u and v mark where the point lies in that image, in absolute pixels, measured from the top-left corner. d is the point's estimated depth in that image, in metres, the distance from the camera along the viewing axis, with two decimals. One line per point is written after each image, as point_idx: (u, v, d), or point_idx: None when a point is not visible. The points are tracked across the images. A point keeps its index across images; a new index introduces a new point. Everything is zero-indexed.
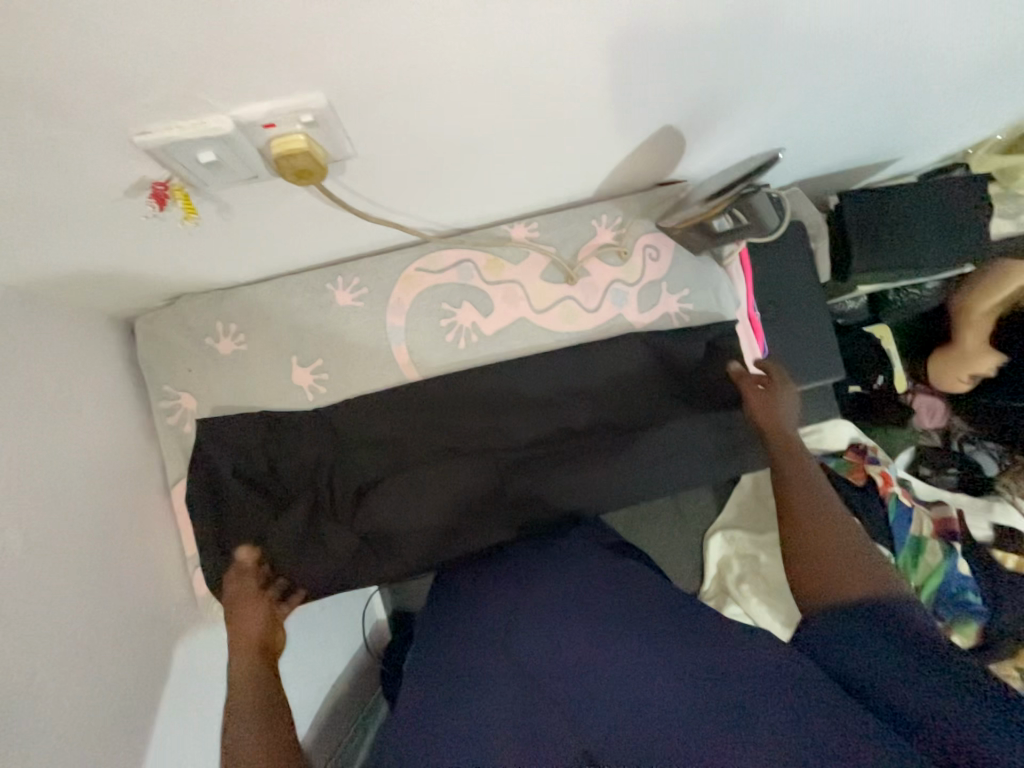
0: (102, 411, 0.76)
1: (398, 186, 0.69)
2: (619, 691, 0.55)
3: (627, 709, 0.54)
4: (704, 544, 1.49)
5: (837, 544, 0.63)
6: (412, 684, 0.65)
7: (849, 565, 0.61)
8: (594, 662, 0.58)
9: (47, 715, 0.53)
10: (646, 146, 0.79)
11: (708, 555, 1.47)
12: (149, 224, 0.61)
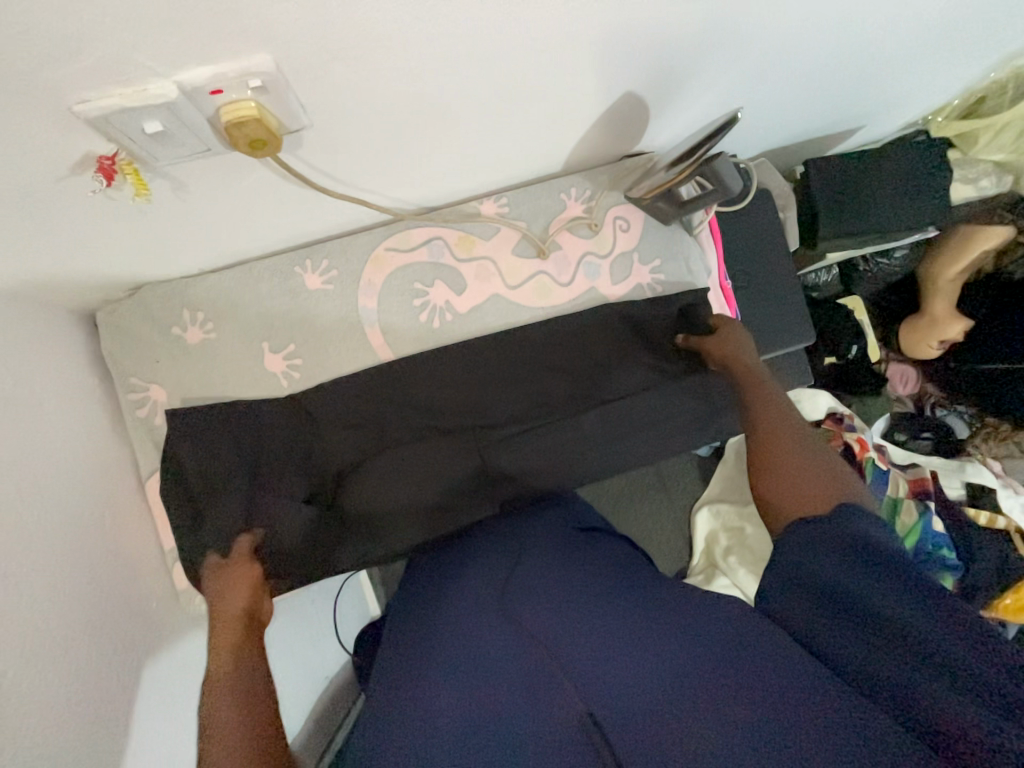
0: (67, 404, 0.74)
1: (360, 161, 0.68)
2: (621, 663, 0.56)
3: (626, 684, 0.54)
4: (692, 520, 1.52)
5: (805, 476, 0.67)
6: (402, 655, 0.65)
7: (813, 482, 0.66)
8: (594, 639, 0.59)
9: (21, 707, 0.52)
10: (610, 115, 0.79)
11: (696, 529, 1.50)
12: (101, 204, 0.59)
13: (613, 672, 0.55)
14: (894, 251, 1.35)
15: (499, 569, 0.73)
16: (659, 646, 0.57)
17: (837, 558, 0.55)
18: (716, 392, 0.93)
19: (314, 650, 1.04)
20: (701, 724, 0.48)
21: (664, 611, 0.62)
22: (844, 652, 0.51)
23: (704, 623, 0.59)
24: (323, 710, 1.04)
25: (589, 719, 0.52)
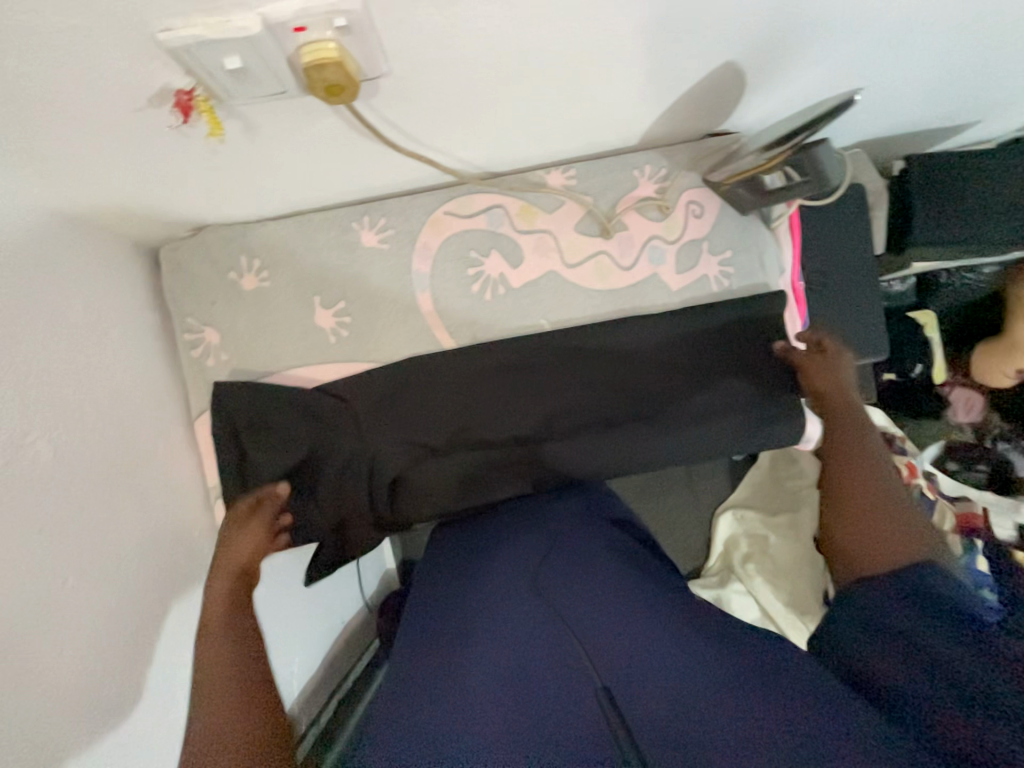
0: (127, 337, 0.77)
1: (431, 117, 0.65)
2: (654, 673, 0.54)
3: (647, 679, 0.54)
4: (713, 520, 1.49)
5: (880, 513, 0.62)
6: (421, 633, 0.66)
7: (888, 531, 0.60)
8: (628, 645, 0.58)
9: (68, 619, 0.57)
10: (703, 87, 0.72)
11: (716, 532, 1.47)
12: (173, 141, 0.59)
13: (635, 664, 0.55)
14: (986, 266, 1.23)
15: (530, 548, 0.73)
16: (670, 646, 0.57)
17: (901, 599, 0.52)
18: (772, 399, 0.87)
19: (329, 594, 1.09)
20: (727, 727, 0.47)
21: (690, 624, 0.61)
22: (907, 700, 0.46)
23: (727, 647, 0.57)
24: (339, 651, 1.11)
25: (606, 694, 0.52)
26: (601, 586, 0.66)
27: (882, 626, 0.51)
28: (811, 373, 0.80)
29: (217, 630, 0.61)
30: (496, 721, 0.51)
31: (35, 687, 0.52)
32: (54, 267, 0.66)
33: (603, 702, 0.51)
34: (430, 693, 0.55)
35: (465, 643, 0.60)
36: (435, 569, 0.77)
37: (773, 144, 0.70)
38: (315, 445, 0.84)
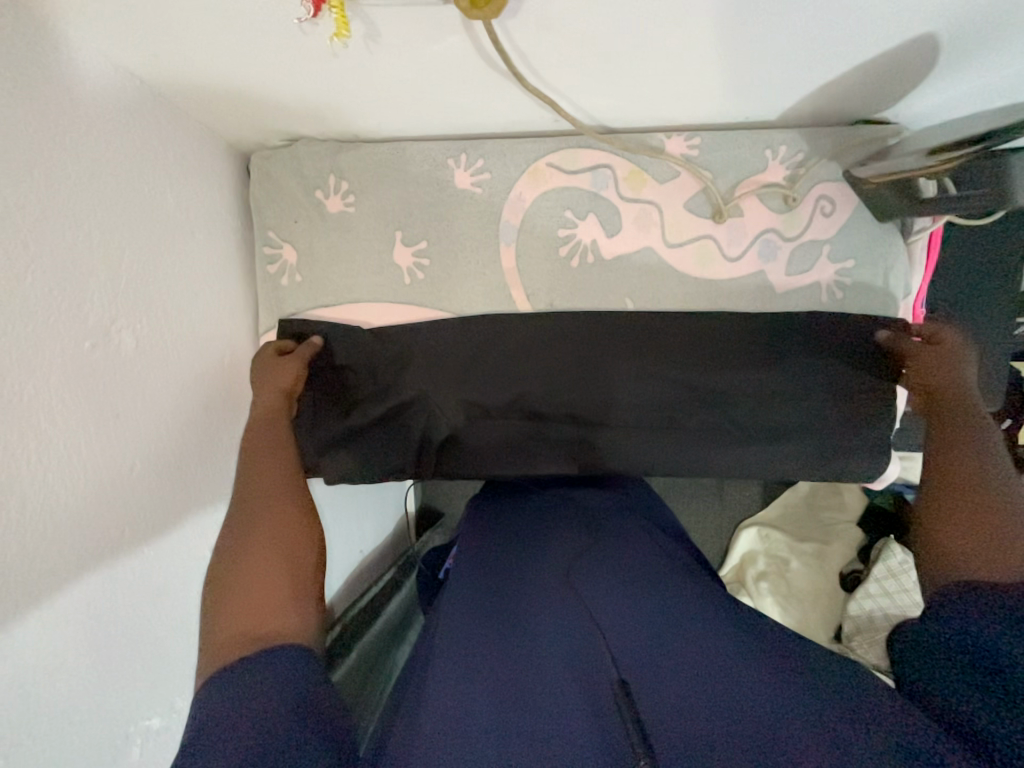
0: (210, 240, 0.76)
1: (566, 54, 0.58)
2: (680, 671, 0.51)
3: (692, 673, 0.51)
4: (735, 532, 1.46)
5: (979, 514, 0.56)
6: (459, 594, 0.67)
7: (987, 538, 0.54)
8: (658, 639, 0.55)
9: (131, 501, 0.60)
10: (883, 61, 0.61)
11: (735, 543, 1.44)
12: (290, 37, 0.55)
13: (676, 659, 0.53)
14: None
15: (568, 544, 0.73)
16: (720, 644, 0.54)
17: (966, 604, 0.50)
18: (857, 430, 0.80)
19: (354, 521, 1.13)
20: (773, 735, 0.44)
21: (751, 634, 0.57)
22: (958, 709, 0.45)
23: (788, 656, 0.53)
24: (361, 576, 1.16)
25: (621, 682, 0.49)
26: (638, 584, 0.64)
27: (954, 643, 0.48)
28: (922, 368, 0.72)
29: (253, 461, 0.65)
30: (536, 678, 0.52)
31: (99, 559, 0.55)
32: (150, 154, 0.65)
33: (617, 690, 0.48)
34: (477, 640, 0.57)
35: (506, 621, 0.60)
36: (484, 543, 0.78)
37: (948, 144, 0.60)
38: (369, 392, 0.83)
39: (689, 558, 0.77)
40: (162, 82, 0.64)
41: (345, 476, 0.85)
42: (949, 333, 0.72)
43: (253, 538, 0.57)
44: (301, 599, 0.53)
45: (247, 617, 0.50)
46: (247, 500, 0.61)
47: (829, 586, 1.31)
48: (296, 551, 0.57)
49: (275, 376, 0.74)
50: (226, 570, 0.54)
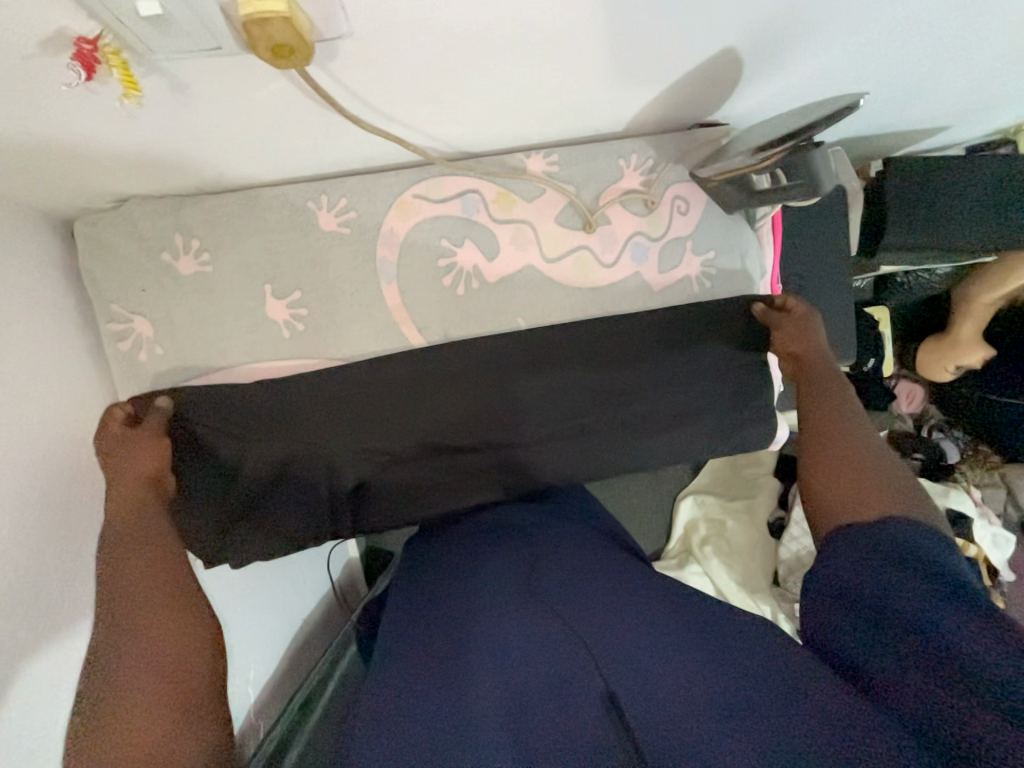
0: (36, 328, 0.65)
1: (402, 89, 0.57)
2: (628, 681, 0.54)
3: (639, 686, 0.53)
4: (674, 504, 1.49)
5: (858, 468, 0.63)
6: (397, 650, 0.65)
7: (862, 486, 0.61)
8: (606, 648, 0.58)
9: None
10: (699, 74, 0.67)
11: (677, 515, 1.47)
12: (78, 100, 0.48)
13: (620, 663, 0.56)
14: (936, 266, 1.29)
15: (514, 565, 0.74)
16: (654, 655, 0.56)
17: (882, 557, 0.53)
18: (745, 405, 0.87)
19: (285, 593, 1.05)
20: (715, 740, 0.47)
21: (682, 631, 0.59)
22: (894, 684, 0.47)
23: (720, 647, 0.56)
24: (299, 651, 1.07)
25: (613, 702, 0.52)
26: (575, 597, 0.66)
27: (875, 605, 0.50)
28: (782, 333, 0.81)
29: (119, 566, 0.58)
30: (495, 720, 0.51)
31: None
32: None
33: (612, 718, 0.51)
34: (424, 691, 0.55)
35: (460, 658, 0.59)
36: (422, 588, 0.76)
37: (765, 144, 0.67)
38: (263, 459, 0.76)
39: (623, 557, 0.79)
40: None
41: (254, 554, 0.79)
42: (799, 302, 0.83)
43: (130, 660, 0.51)
44: (194, 718, 0.49)
45: (133, 755, 0.45)
46: (123, 611, 0.54)
47: (759, 534, 1.44)
48: (183, 663, 0.52)
49: (135, 462, 0.67)
50: (102, 707, 0.48)
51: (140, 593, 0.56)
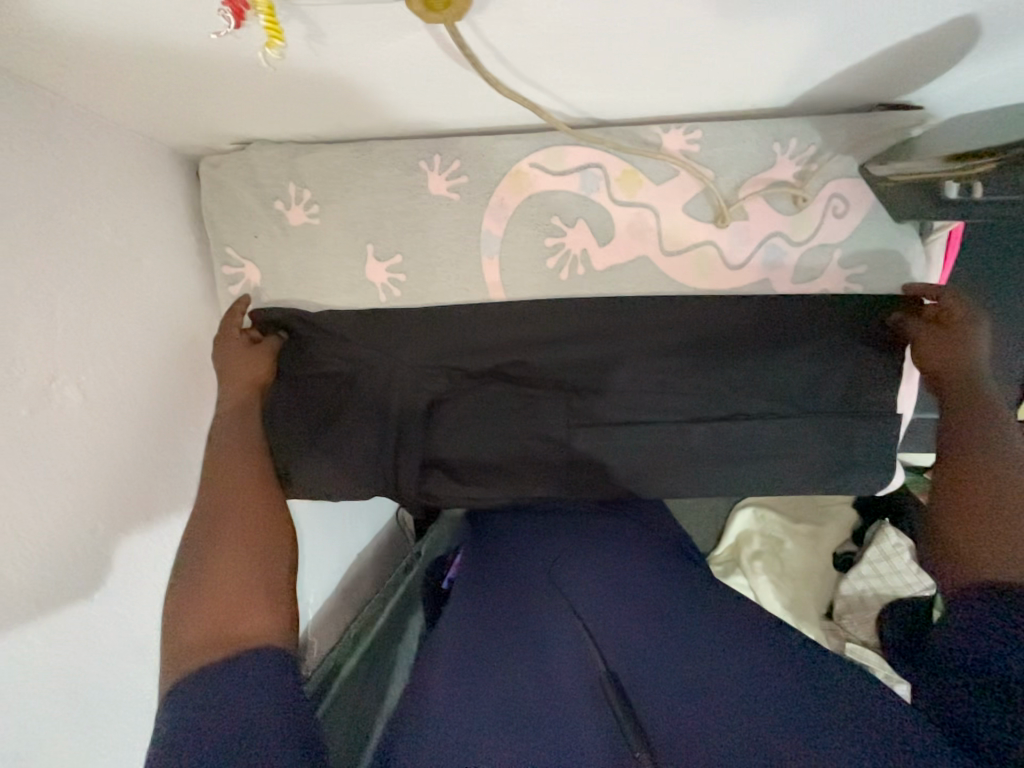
0: (161, 267, 0.69)
1: (547, 47, 0.50)
2: (688, 690, 0.52)
3: (690, 692, 0.51)
4: (729, 511, 1.36)
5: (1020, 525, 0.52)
6: (458, 618, 0.67)
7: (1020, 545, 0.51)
8: (683, 662, 0.55)
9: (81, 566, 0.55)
10: (912, 43, 0.54)
11: (730, 523, 1.33)
12: (219, 43, 0.47)
13: (677, 674, 0.54)
14: None
15: (571, 552, 0.75)
16: (716, 669, 0.54)
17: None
18: (859, 443, 0.75)
19: (343, 532, 1.11)
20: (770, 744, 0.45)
21: (752, 655, 0.56)
22: None
23: (788, 679, 0.52)
24: (349, 586, 1.15)
25: (611, 680, 0.53)
26: (638, 605, 0.65)
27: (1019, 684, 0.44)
28: (923, 346, 0.68)
29: (217, 470, 0.64)
30: (567, 714, 0.50)
31: (61, 615, 0.53)
32: (74, 177, 0.57)
33: (605, 687, 0.52)
34: (491, 662, 0.58)
35: (522, 640, 0.60)
36: (481, 574, 0.77)
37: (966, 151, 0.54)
38: (362, 402, 0.75)
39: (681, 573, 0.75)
40: (79, 94, 0.55)
41: (322, 488, 0.76)
42: (961, 304, 0.67)
43: (225, 545, 0.56)
44: (274, 596, 0.54)
45: (215, 617, 0.50)
46: (209, 515, 0.59)
47: (823, 564, 1.27)
48: (270, 550, 0.58)
49: (243, 368, 0.71)
50: (188, 584, 0.53)
51: (226, 503, 0.61)
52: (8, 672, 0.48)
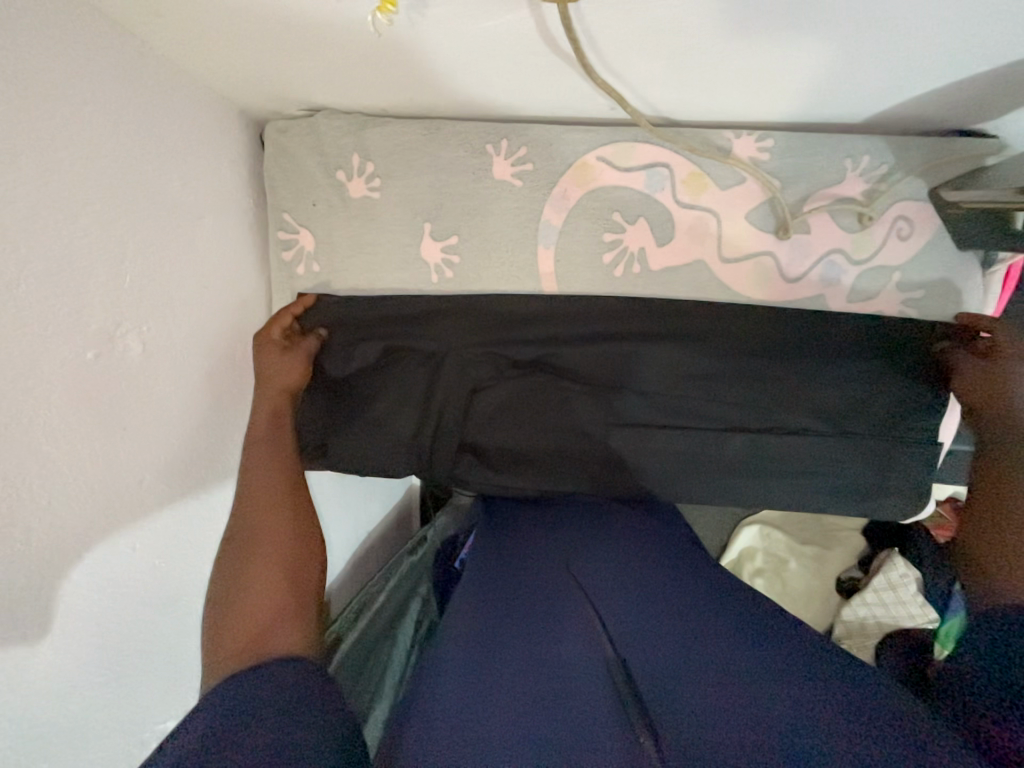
0: (223, 227, 0.69)
1: (643, 38, 0.50)
2: (719, 678, 0.49)
3: (715, 677, 0.49)
4: (735, 526, 1.34)
5: None
6: (467, 602, 0.66)
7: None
8: (712, 651, 0.52)
9: (126, 514, 0.56)
10: (1009, 69, 0.53)
11: (734, 538, 1.32)
12: (322, 4, 0.47)
13: (702, 663, 0.51)
14: None
15: (579, 538, 0.74)
16: (736, 661, 0.51)
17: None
18: (895, 469, 0.75)
19: (359, 508, 1.12)
20: (802, 737, 0.42)
21: (778, 645, 0.53)
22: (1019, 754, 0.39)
23: (847, 680, 0.48)
24: (359, 564, 1.14)
25: (620, 667, 0.50)
26: (653, 594, 0.63)
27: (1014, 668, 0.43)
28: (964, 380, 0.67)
29: (249, 486, 0.63)
30: (577, 701, 0.48)
31: (105, 557, 0.54)
32: (153, 127, 0.57)
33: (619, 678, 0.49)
34: (499, 649, 0.56)
35: (537, 628, 0.58)
36: (491, 571, 0.73)
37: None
38: (403, 382, 0.75)
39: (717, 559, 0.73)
40: (169, 45, 0.55)
41: (358, 464, 0.77)
42: (1009, 338, 0.65)
43: (254, 559, 0.55)
44: (305, 611, 0.52)
45: (247, 633, 0.48)
46: (243, 528, 0.59)
47: (826, 588, 1.26)
48: (301, 563, 0.57)
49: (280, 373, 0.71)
50: (221, 603, 0.52)
51: (256, 511, 0.60)
52: (52, 614, 0.48)
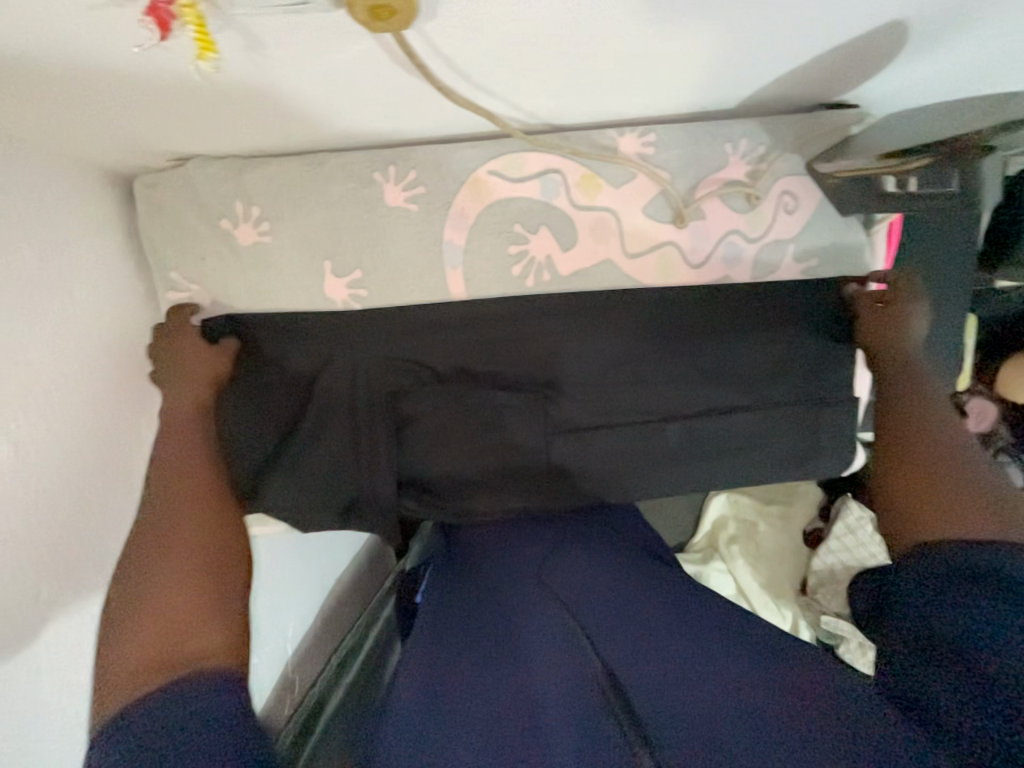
0: (100, 296, 0.64)
1: (497, 55, 0.50)
2: (671, 688, 0.49)
3: (672, 688, 0.49)
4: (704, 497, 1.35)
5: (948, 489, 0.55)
6: (424, 639, 0.64)
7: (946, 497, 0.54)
8: (671, 660, 0.52)
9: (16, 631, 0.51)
10: (848, 47, 0.56)
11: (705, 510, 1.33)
12: (144, 56, 0.44)
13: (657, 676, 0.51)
14: None
15: (533, 556, 0.72)
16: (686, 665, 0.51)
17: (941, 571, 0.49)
18: (822, 432, 0.78)
19: (320, 558, 1.07)
20: (742, 744, 0.42)
21: (731, 641, 0.54)
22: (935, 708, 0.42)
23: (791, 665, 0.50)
24: (328, 615, 1.09)
25: (610, 677, 0.50)
26: (607, 605, 0.62)
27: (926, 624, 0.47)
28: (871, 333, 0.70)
29: (168, 464, 0.60)
30: (546, 727, 0.46)
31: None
32: None
33: (587, 683, 0.51)
34: (463, 687, 0.54)
35: (499, 657, 0.57)
36: (449, 603, 0.71)
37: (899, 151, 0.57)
38: (321, 428, 0.71)
39: None
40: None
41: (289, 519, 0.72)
42: (899, 285, 0.70)
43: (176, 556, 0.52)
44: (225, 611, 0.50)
45: (157, 643, 0.45)
46: (161, 524, 0.55)
47: (794, 545, 1.30)
48: (225, 562, 0.54)
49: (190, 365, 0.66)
50: (135, 602, 0.48)
51: (175, 508, 0.56)
52: None
